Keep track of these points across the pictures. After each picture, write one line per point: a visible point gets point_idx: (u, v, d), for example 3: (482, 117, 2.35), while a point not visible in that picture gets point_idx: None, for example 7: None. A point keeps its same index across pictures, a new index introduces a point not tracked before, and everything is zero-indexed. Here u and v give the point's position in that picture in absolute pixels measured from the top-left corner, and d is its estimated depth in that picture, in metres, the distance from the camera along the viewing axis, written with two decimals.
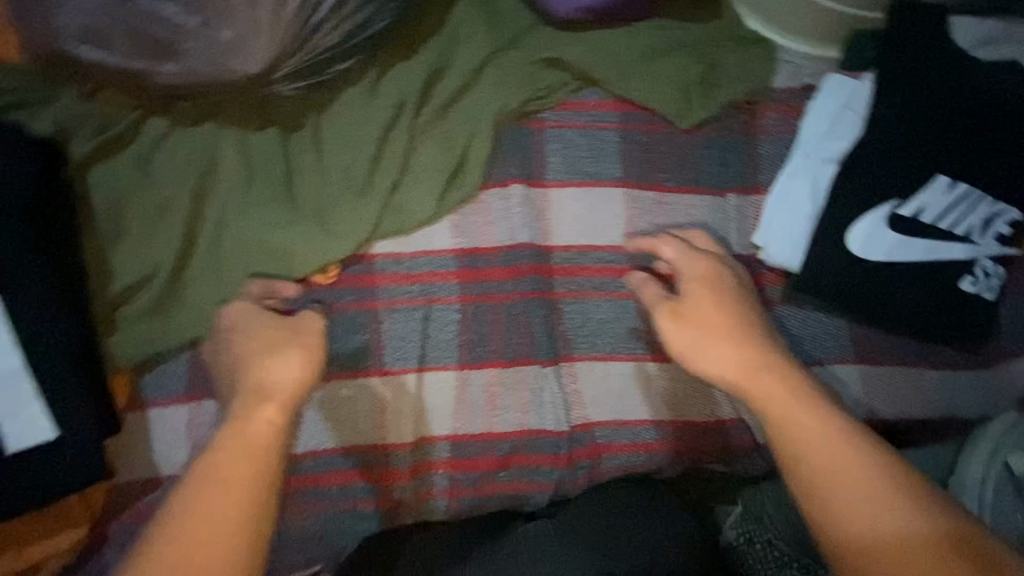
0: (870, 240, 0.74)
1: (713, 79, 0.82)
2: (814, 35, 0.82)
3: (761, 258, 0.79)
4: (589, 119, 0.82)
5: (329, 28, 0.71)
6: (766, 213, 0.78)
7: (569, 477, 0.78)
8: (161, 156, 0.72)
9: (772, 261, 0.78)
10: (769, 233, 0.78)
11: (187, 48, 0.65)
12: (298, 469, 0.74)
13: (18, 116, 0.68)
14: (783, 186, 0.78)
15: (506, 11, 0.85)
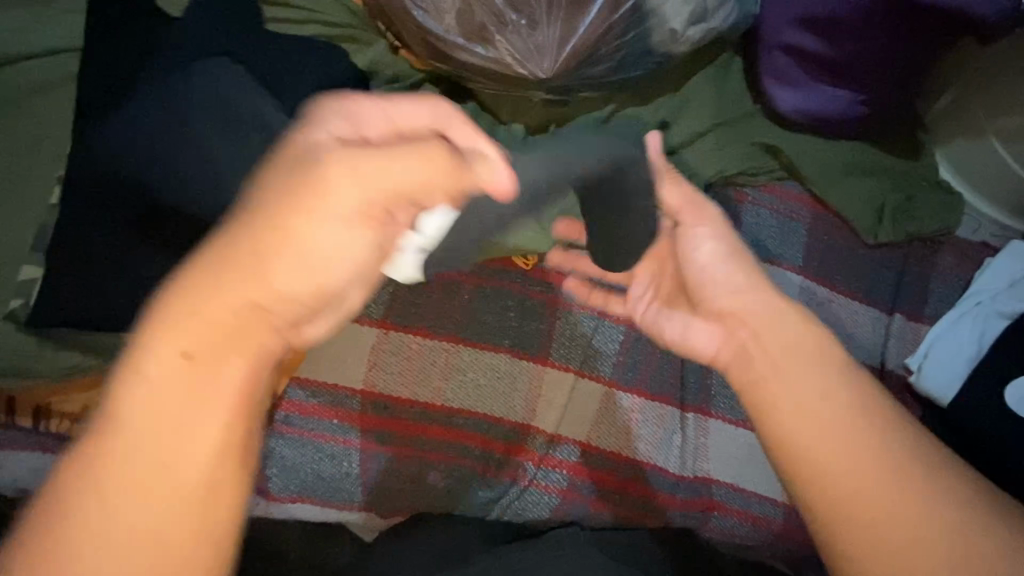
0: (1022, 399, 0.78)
1: (904, 210, 0.90)
2: (1001, 203, 0.91)
3: (912, 380, 0.83)
4: (784, 207, 0.91)
5: (606, 59, 0.82)
6: (928, 341, 0.84)
7: (677, 522, 0.79)
8: None
9: (924, 386, 0.82)
10: (925, 360, 0.83)
11: (499, 39, 0.76)
12: (449, 422, 0.75)
13: (341, 47, 0.80)
14: (950, 323, 0.84)
15: (734, 95, 0.96)
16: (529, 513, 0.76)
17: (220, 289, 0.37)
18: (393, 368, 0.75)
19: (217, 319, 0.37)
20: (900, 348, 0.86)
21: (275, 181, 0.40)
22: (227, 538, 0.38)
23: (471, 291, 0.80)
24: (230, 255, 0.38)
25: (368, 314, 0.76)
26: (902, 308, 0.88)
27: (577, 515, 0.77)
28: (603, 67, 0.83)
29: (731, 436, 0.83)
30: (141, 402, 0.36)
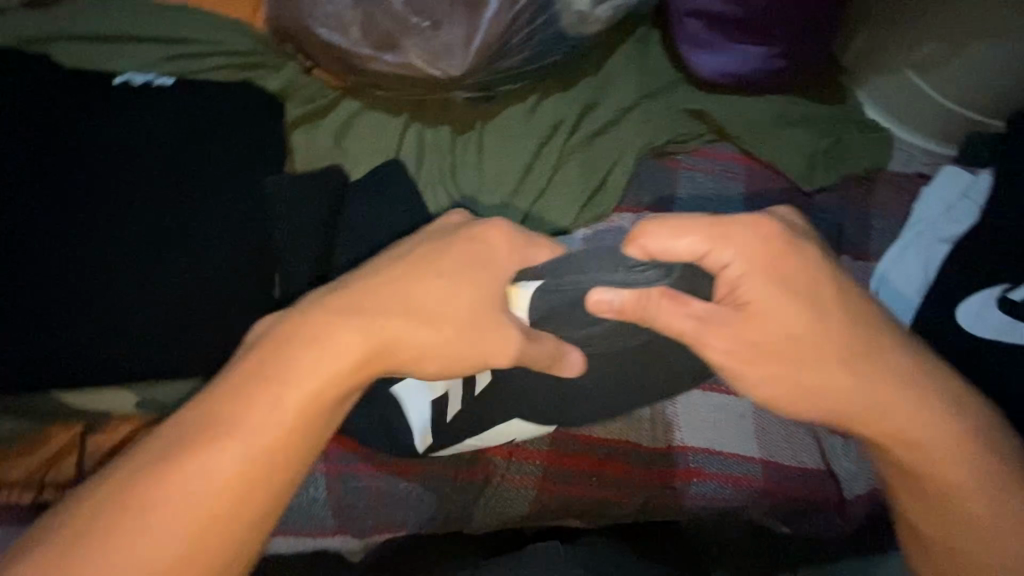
0: (975, 318, 0.79)
1: (836, 154, 0.92)
2: (928, 132, 0.93)
3: None
4: (719, 168, 0.92)
5: (520, 50, 0.84)
6: (875, 278, 0.85)
7: (657, 494, 0.79)
8: (352, 132, 0.84)
9: None
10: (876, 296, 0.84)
11: (408, 44, 0.77)
12: None
13: (251, 75, 0.80)
14: (894, 257, 0.85)
15: (656, 67, 0.97)
16: (507, 509, 0.75)
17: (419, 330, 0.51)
18: None
19: (390, 344, 0.50)
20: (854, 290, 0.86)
21: (440, 270, 0.53)
22: (279, 487, 0.45)
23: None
24: (392, 299, 0.51)
25: None
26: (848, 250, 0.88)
27: (556, 504, 0.77)
28: (519, 57, 0.84)
29: (700, 401, 0.83)
30: (298, 383, 0.46)
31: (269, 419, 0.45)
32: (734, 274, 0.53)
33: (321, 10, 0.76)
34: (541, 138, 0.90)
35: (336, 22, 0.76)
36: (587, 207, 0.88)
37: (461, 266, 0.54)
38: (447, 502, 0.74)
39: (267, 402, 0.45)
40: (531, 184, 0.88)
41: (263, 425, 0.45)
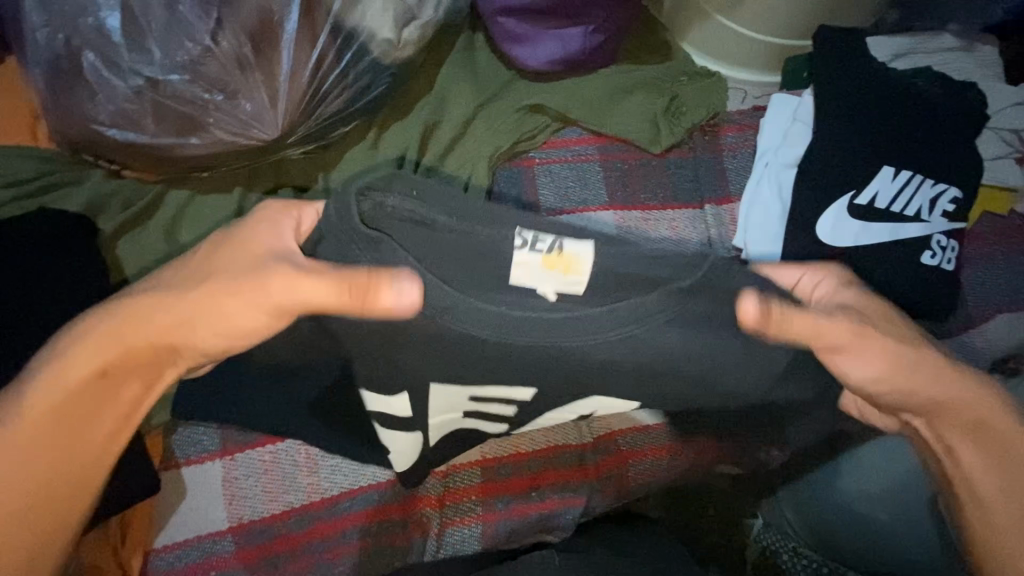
0: (836, 229, 0.83)
1: (676, 109, 0.94)
2: (753, 65, 0.96)
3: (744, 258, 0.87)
4: (572, 154, 0.93)
5: (336, 93, 0.80)
6: (741, 217, 0.88)
7: (597, 489, 0.79)
8: (185, 223, 0.79)
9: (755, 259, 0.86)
10: (746, 235, 0.87)
11: (211, 121, 0.72)
12: (335, 511, 0.71)
13: (53, 197, 0.74)
14: (752, 193, 0.89)
15: (486, 69, 0.96)
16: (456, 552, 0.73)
17: (177, 300, 0.52)
18: (253, 490, 0.70)
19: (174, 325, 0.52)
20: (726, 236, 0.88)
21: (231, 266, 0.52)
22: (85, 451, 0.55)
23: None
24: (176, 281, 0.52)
25: (203, 450, 0.70)
26: (710, 199, 0.91)
27: (503, 531, 0.76)
28: (338, 100, 0.81)
29: None
30: (62, 373, 0.52)
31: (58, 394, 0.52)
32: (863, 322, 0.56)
33: (103, 111, 0.70)
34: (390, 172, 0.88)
35: (125, 119, 0.71)
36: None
37: (239, 247, 0.53)
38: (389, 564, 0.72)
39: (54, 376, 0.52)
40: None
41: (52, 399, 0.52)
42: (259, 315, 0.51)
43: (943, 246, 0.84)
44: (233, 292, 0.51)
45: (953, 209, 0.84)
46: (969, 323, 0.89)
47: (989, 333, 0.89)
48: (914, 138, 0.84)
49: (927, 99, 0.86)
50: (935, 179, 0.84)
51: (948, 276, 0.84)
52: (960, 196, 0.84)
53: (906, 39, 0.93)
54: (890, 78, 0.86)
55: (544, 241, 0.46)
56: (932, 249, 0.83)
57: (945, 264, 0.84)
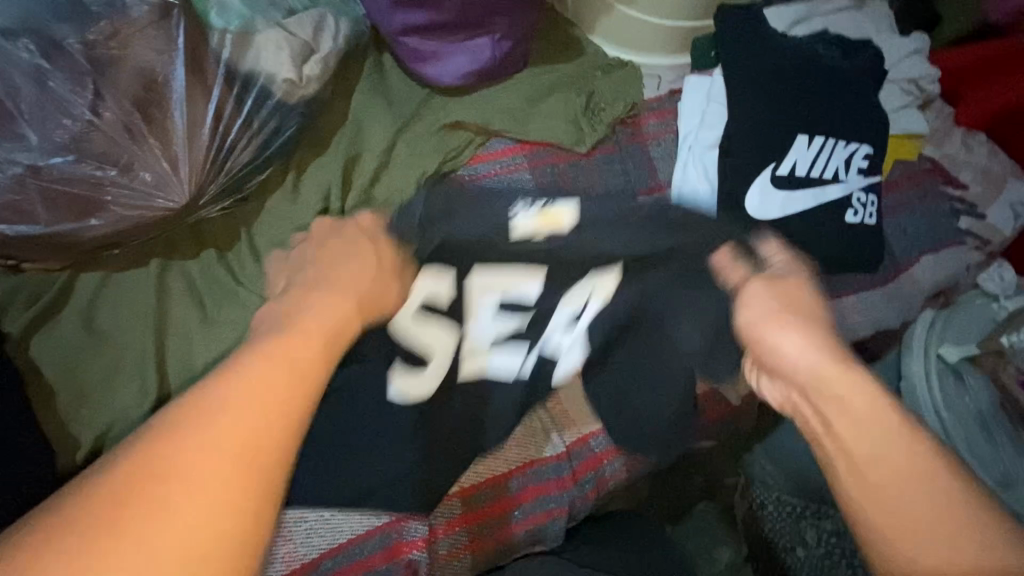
0: (766, 205, 0.85)
1: (596, 104, 0.93)
2: (662, 50, 0.97)
3: None
4: (501, 166, 0.92)
5: (244, 144, 0.75)
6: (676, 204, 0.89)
7: (579, 494, 0.80)
8: (102, 308, 0.74)
9: None
10: None
11: (110, 199, 0.68)
12: (318, 573, 0.70)
13: None
14: (680, 179, 0.90)
15: (399, 91, 0.93)
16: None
17: (315, 311, 0.42)
18: None
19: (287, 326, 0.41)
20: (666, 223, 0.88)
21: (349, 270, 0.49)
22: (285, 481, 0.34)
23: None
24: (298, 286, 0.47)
25: None
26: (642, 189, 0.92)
27: (494, 555, 0.76)
28: (247, 150, 0.76)
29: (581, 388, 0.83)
30: (260, 365, 0.36)
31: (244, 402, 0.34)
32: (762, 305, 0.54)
33: None
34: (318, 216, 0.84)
35: (12, 212, 0.66)
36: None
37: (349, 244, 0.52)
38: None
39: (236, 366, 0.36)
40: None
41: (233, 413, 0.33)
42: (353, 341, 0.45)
43: (864, 202, 0.88)
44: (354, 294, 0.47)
45: (868, 165, 0.88)
46: (900, 269, 0.94)
47: (917, 274, 0.94)
48: (823, 103, 0.87)
49: (829, 63, 0.89)
50: (848, 140, 0.87)
51: (873, 230, 0.88)
52: (873, 151, 0.88)
53: (801, 5, 0.96)
54: (791, 47, 0.89)
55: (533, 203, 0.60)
56: (855, 208, 0.87)
57: (868, 218, 0.88)
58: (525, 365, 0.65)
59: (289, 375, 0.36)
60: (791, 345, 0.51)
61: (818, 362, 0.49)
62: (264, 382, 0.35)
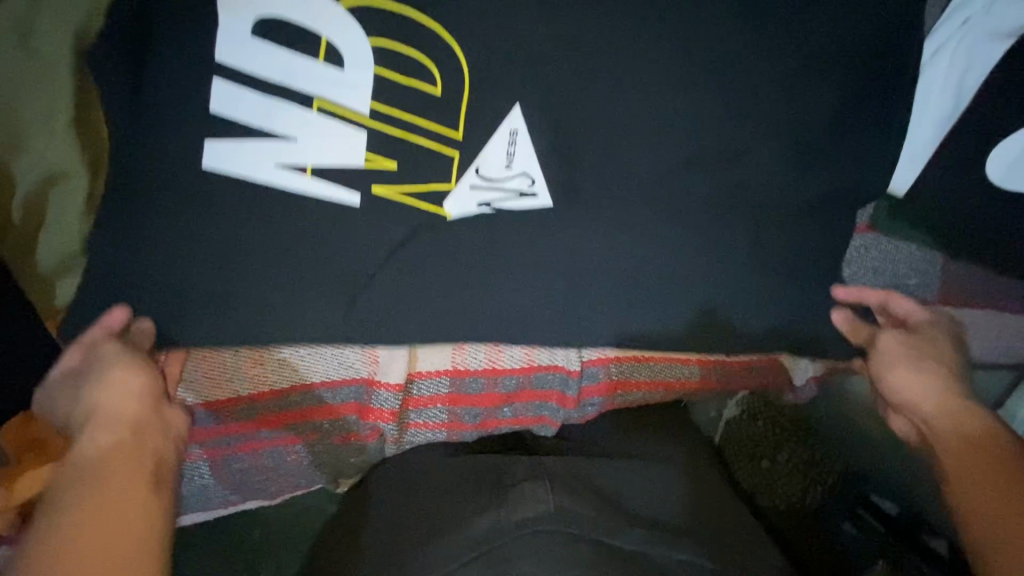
0: (1009, 177, 0.57)
1: None
2: None
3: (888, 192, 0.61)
4: None
5: None
6: (907, 116, 0.58)
7: (576, 415, 0.72)
8: (45, 25, 0.52)
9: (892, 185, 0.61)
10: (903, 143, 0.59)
11: None
12: (286, 405, 0.65)
13: None
14: (933, 77, 0.57)
15: None
16: (411, 459, 0.68)
17: (123, 379, 0.50)
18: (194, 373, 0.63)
19: (107, 411, 0.49)
20: (856, 132, 0.58)
21: (130, 367, 0.51)
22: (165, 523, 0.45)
23: (214, 260, 0.54)
24: (93, 410, 0.49)
25: None
26: (872, 67, 0.56)
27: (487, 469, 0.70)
28: None
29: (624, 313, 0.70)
30: (104, 405, 0.49)
31: (115, 494, 0.44)
32: (889, 342, 0.59)
33: None
34: None
35: None
36: (442, 80, 0.53)
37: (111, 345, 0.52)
38: (395, 491, 0.64)
39: (83, 440, 0.47)
40: (343, 46, 0.52)
41: (100, 512, 0.42)
42: (131, 374, 0.51)
43: None
44: (135, 388, 0.50)
45: None
46: None
47: None
48: None
49: None
50: None
51: None
52: None
53: None
54: None
55: (507, 139, 0.55)
56: None
57: None
58: (293, 131, 0.53)
59: (128, 458, 0.47)
60: (907, 379, 0.57)
61: (944, 392, 0.55)
62: (103, 451, 0.46)
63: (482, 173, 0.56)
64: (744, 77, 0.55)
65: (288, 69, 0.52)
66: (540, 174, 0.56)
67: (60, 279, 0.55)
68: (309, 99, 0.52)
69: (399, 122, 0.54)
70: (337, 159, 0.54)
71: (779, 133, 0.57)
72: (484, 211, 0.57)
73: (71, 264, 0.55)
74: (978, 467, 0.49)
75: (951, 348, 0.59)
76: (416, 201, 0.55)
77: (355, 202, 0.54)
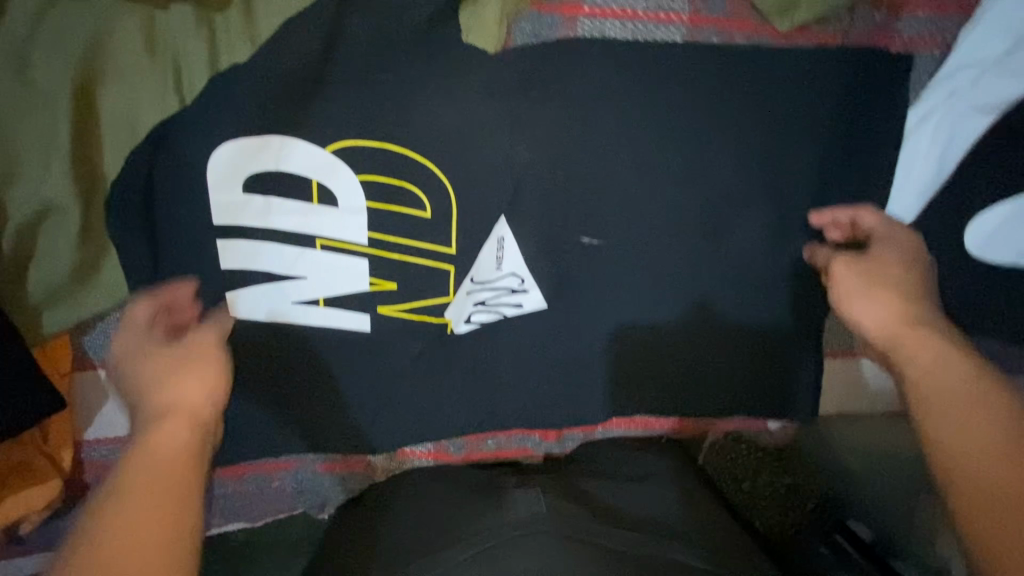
0: (987, 250, 0.58)
1: None
2: None
3: None
4: (646, 6, 0.58)
5: None
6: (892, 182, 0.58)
7: (557, 449, 0.75)
8: (40, 55, 0.53)
9: None
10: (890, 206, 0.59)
11: None
12: None
13: None
14: (920, 145, 0.57)
15: None
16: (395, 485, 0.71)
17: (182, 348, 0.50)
18: None
19: (172, 384, 0.47)
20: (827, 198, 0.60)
21: (195, 344, 0.50)
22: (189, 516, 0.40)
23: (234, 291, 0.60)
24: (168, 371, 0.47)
25: None
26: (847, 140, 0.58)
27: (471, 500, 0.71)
28: None
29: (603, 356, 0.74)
30: (165, 365, 0.48)
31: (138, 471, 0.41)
32: (846, 271, 0.55)
33: None
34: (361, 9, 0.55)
35: None
36: (430, 203, 0.60)
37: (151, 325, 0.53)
38: (388, 512, 0.67)
39: (138, 418, 0.45)
40: (346, 112, 0.57)
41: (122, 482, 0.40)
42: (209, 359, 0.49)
43: None
44: (198, 362, 0.49)
45: None
46: None
47: None
48: None
49: None
50: None
51: None
52: None
53: None
54: None
55: (495, 242, 0.62)
56: None
57: None
58: (304, 214, 0.59)
59: (188, 440, 0.44)
60: (863, 306, 0.53)
61: (888, 322, 0.51)
62: (171, 445, 0.43)
63: (477, 278, 0.64)
64: (721, 146, 0.59)
65: (292, 211, 0.59)
66: (527, 274, 0.64)
67: (51, 307, 0.56)
68: (313, 239, 0.60)
69: (396, 245, 0.61)
70: (344, 286, 0.62)
71: (751, 201, 0.61)
72: (478, 308, 0.65)
73: (62, 295, 0.56)
74: (953, 397, 0.45)
75: (914, 263, 0.55)
76: (418, 318, 0.64)
77: (365, 327, 0.63)
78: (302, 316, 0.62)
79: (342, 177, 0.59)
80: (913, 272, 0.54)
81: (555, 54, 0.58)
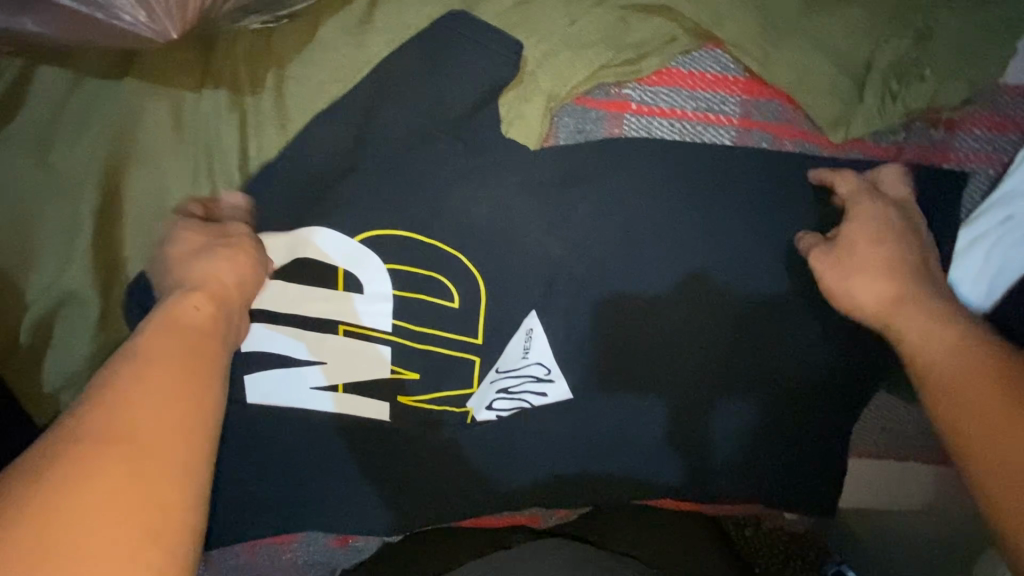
0: None
1: (908, 67, 0.52)
2: None
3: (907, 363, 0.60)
4: (695, 106, 0.56)
5: None
6: None
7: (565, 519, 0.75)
8: (70, 138, 0.51)
9: None
10: None
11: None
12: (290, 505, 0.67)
13: None
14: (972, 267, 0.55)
15: None
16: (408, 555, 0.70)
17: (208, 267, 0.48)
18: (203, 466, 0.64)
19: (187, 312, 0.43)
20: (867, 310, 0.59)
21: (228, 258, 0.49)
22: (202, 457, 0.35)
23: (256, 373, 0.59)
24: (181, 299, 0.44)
25: None
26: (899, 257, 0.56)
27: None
28: None
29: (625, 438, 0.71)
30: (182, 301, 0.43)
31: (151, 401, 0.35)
32: (827, 264, 0.53)
33: None
34: (400, 101, 0.54)
35: None
36: (459, 295, 0.58)
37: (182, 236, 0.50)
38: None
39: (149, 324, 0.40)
40: (379, 203, 0.55)
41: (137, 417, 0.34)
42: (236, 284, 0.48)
43: None
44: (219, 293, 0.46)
45: None
46: None
47: None
48: None
49: None
50: None
51: None
52: None
53: None
54: None
55: (523, 332, 0.60)
56: None
57: None
58: (327, 302, 0.58)
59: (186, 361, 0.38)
60: (857, 291, 0.52)
61: (878, 299, 0.51)
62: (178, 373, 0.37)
63: (502, 368, 0.61)
64: (764, 251, 0.57)
65: (315, 299, 0.57)
66: (553, 364, 0.61)
67: (65, 394, 0.54)
68: (336, 327, 0.58)
69: (421, 334, 0.59)
70: (364, 374, 0.60)
71: (790, 305, 0.59)
72: (501, 397, 0.63)
73: (76, 382, 0.53)
74: (962, 374, 0.44)
75: (895, 207, 0.53)
76: (439, 407, 0.62)
77: (384, 414, 0.62)
78: (318, 400, 0.61)
79: (371, 266, 0.57)
80: (887, 247, 0.52)
81: (598, 150, 0.56)
